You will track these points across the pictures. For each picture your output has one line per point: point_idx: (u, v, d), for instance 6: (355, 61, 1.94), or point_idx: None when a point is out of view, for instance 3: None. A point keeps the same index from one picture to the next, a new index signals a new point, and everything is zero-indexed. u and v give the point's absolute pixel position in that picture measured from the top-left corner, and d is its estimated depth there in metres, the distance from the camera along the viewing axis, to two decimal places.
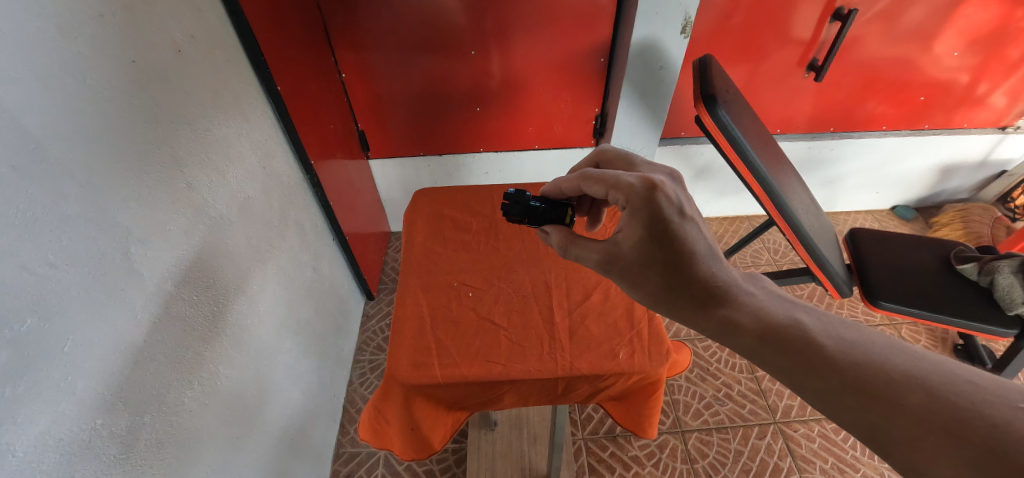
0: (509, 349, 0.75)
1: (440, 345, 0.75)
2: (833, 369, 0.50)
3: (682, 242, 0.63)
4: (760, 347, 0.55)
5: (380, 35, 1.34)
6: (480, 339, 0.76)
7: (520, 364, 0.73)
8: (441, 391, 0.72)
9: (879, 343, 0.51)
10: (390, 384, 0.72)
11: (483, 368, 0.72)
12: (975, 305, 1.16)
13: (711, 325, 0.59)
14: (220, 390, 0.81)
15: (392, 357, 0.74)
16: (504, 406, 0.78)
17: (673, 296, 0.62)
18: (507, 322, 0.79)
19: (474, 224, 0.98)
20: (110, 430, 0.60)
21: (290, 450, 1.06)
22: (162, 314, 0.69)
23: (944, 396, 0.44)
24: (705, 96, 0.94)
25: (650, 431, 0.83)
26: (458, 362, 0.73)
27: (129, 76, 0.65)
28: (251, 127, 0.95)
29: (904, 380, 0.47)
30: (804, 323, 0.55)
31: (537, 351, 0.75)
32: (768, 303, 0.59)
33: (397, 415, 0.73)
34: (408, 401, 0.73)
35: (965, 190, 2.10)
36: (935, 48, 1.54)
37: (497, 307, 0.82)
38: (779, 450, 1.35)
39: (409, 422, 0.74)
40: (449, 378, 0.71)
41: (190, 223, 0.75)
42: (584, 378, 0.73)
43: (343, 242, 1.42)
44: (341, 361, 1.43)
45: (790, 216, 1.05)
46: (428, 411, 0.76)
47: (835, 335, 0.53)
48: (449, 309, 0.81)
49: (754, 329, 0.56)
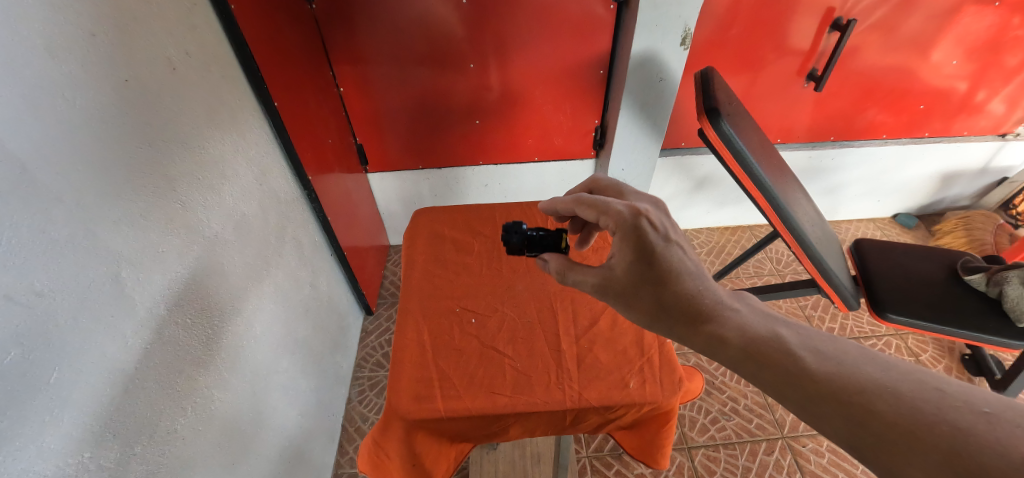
0: (514, 379, 0.73)
1: (443, 375, 0.73)
2: (812, 381, 0.48)
3: (669, 263, 0.62)
4: (746, 362, 0.52)
5: (378, 48, 1.33)
6: (485, 368, 0.74)
7: (526, 395, 0.71)
8: (443, 424, 0.70)
9: (852, 352, 0.49)
10: (391, 417, 0.70)
11: (488, 400, 0.70)
12: (985, 317, 1.14)
13: (699, 340, 0.57)
14: (215, 415, 0.79)
15: (392, 389, 0.71)
16: (509, 438, 0.76)
17: (661, 313, 0.61)
18: (512, 350, 0.77)
19: (476, 244, 0.96)
20: (98, 463, 0.58)
21: (288, 472, 1.04)
22: (154, 339, 0.67)
23: (910, 403, 0.43)
24: (708, 110, 0.93)
25: (662, 461, 0.80)
26: (461, 394, 0.71)
27: (121, 96, 0.63)
28: (248, 144, 0.93)
29: (873, 387, 0.45)
30: (783, 337, 0.53)
31: (544, 381, 0.72)
32: (750, 318, 0.56)
33: (398, 450, 0.70)
34: (410, 435, 0.70)
35: (966, 198, 2.10)
36: (933, 57, 1.54)
37: (500, 334, 0.80)
38: (788, 466, 1.33)
39: (410, 458, 0.71)
40: (452, 411, 0.69)
41: (184, 244, 0.74)
42: (594, 409, 0.70)
43: (342, 258, 1.40)
44: (340, 378, 1.41)
45: (796, 229, 1.03)
46: (431, 444, 0.73)
47: (811, 346, 0.51)
48: (452, 336, 0.79)
49: (737, 341, 0.54)
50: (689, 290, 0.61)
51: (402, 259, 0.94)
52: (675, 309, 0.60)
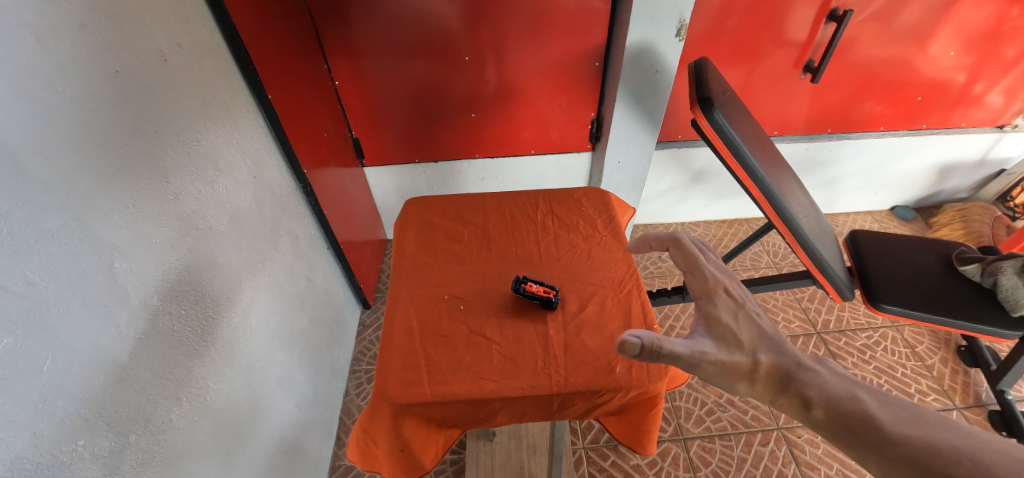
0: (501, 365, 0.73)
1: (430, 361, 0.73)
2: (884, 440, 0.48)
3: (752, 323, 0.63)
4: (827, 422, 0.52)
5: (373, 41, 1.33)
6: (472, 355, 0.74)
7: (512, 380, 0.71)
8: (429, 409, 0.70)
9: (933, 421, 0.49)
10: (379, 402, 0.70)
11: (475, 385, 0.70)
12: (980, 307, 1.14)
13: (787, 402, 0.56)
14: (210, 405, 0.79)
15: (379, 378, 0.72)
16: (497, 424, 0.76)
17: (748, 369, 0.58)
18: (499, 336, 0.77)
19: (466, 233, 0.97)
20: (92, 452, 0.58)
21: (284, 464, 1.05)
22: (148, 329, 0.67)
23: (991, 469, 0.42)
24: (701, 100, 0.93)
25: (649, 448, 0.81)
26: (448, 379, 0.71)
27: (113, 88, 0.64)
28: (242, 137, 0.93)
29: (949, 452, 0.45)
30: (865, 402, 0.52)
31: (530, 367, 0.73)
32: (832, 379, 0.56)
33: (386, 435, 0.71)
34: (398, 420, 0.71)
35: (964, 190, 2.09)
36: (931, 48, 1.54)
37: (489, 321, 0.80)
38: (783, 457, 1.33)
39: (399, 443, 0.72)
40: (439, 396, 0.69)
41: (177, 236, 0.74)
42: (580, 394, 0.71)
43: (338, 251, 1.41)
44: (337, 371, 1.41)
45: (790, 219, 1.03)
46: (419, 430, 0.74)
47: (891, 410, 0.51)
48: (440, 323, 0.79)
49: (826, 404, 0.53)
50: (772, 348, 0.60)
51: (392, 248, 0.94)
52: (762, 367, 0.58)
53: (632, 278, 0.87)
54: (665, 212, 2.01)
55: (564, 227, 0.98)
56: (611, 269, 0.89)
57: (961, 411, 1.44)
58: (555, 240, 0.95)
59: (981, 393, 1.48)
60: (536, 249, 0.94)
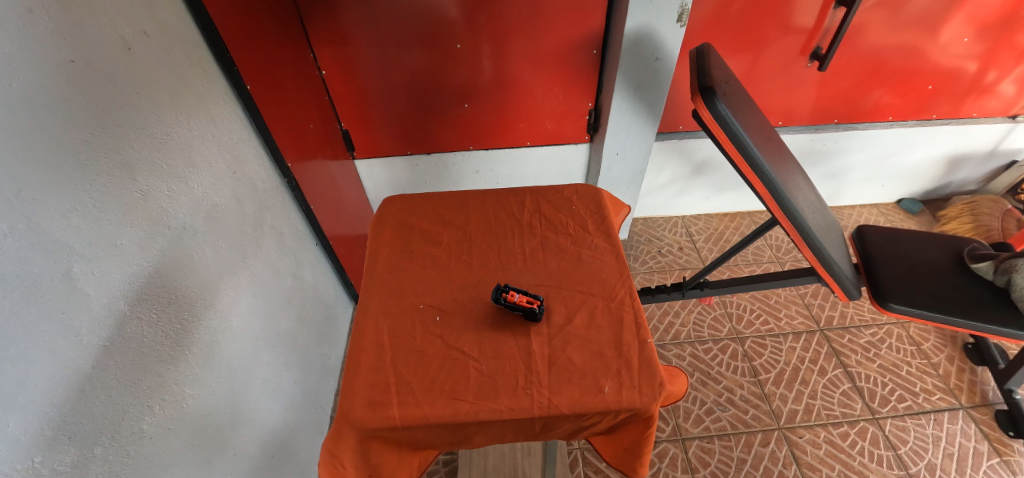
0: (478, 384, 0.69)
1: (401, 379, 0.70)
2: None
3: None
4: None
5: (361, 28, 1.27)
6: (446, 372, 0.71)
7: (489, 401, 0.67)
8: (398, 433, 0.67)
9: None
10: (343, 425, 0.66)
11: (449, 407, 0.67)
12: (991, 307, 1.10)
13: None
14: (187, 411, 0.76)
15: (346, 395, 0.69)
16: (476, 445, 0.73)
17: None
18: (477, 351, 0.73)
19: (446, 235, 0.93)
20: (53, 467, 0.54)
21: (271, 467, 1.02)
22: (115, 336, 0.64)
23: None
24: (702, 89, 0.88)
25: (641, 469, 0.78)
26: (420, 400, 0.67)
27: (68, 79, 0.59)
28: (218, 130, 0.89)
29: None
30: None
31: (510, 387, 0.69)
32: None
33: (354, 460, 0.66)
34: (364, 445, 0.67)
35: (973, 182, 2.04)
36: (943, 35, 1.48)
37: (466, 334, 0.76)
38: (783, 458, 1.30)
39: (367, 468, 0.68)
40: (409, 419, 0.65)
41: (146, 236, 0.70)
42: (564, 417, 0.67)
43: (327, 248, 1.36)
44: (328, 370, 1.38)
45: (795, 216, 0.98)
46: (391, 453, 0.70)
47: None
48: (414, 337, 0.76)
49: None
50: None
51: (367, 252, 0.90)
52: None
53: (623, 284, 0.83)
54: (665, 205, 1.96)
55: (552, 229, 0.94)
56: (602, 273, 0.85)
57: (967, 411, 1.40)
58: (542, 243, 0.91)
59: (988, 393, 1.44)
60: (522, 253, 0.90)
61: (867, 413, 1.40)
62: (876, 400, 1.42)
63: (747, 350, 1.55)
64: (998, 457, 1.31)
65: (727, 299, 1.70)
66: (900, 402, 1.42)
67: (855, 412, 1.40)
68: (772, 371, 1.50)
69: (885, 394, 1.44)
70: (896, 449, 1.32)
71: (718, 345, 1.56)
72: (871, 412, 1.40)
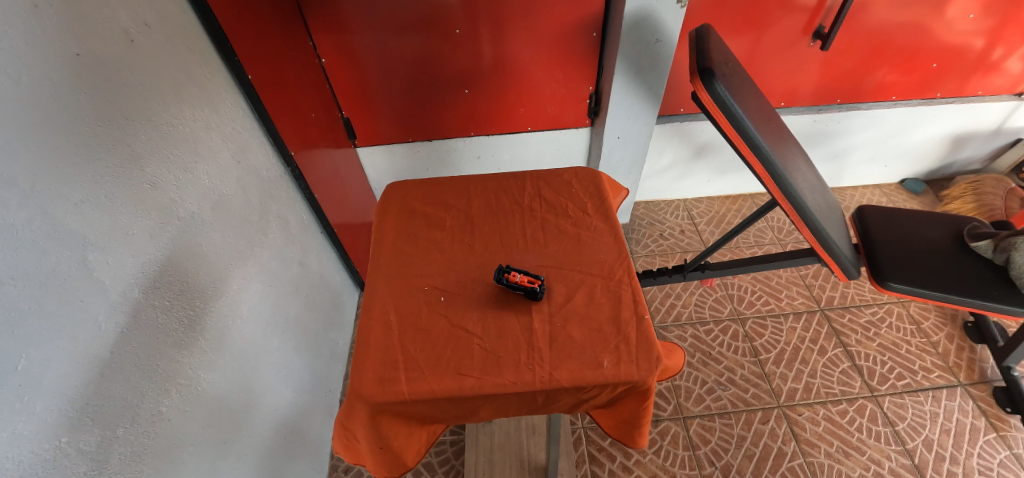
0: (482, 360, 0.71)
1: (408, 357, 0.72)
2: None
3: None
4: None
5: (360, 15, 1.26)
6: (452, 349, 0.73)
7: (493, 377, 0.69)
8: (406, 407, 0.69)
9: None
10: (354, 400, 0.69)
11: (455, 382, 0.69)
12: (990, 285, 1.11)
13: None
14: (202, 395, 0.78)
15: (356, 373, 0.71)
16: (481, 418, 0.75)
17: None
18: (480, 329, 0.75)
19: (448, 219, 0.94)
20: (77, 447, 0.57)
21: (283, 448, 1.05)
22: (131, 323, 0.66)
23: None
24: (702, 71, 0.88)
25: (639, 440, 0.80)
26: (426, 376, 0.69)
27: (74, 72, 0.60)
28: (221, 120, 0.90)
29: None
30: None
31: (513, 362, 0.71)
32: None
33: (365, 432, 0.70)
34: (375, 418, 0.69)
35: (977, 161, 2.03)
36: (949, 12, 1.45)
37: (470, 314, 0.77)
38: (782, 435, 1.33)
39: (377, 440, 0.70)
40: (416, 393, 0.68)
41: (157, 226, 0.72)
42: (565, 390, 0.70)
43: (331, 235, 1.38)
44: (336, 355, 1.41)
45: (795, 196, 0.98)
46: (400, 428, 0.73)
47: None
48: (419, 316, 0.77)
49: None
50: None
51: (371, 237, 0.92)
52: None
53: (622, 265, 0.84)
54: (667, 189, 1.96)
55: (552, 211, 0.95)
56: (601, 254, 0.86)
57: (966, 388, 1.42)
58: (542, 225, 0.93)
59: (986, 370, 1.46)
60: (523, 235, 0.91)
61: (866, 390, 1.42)
62: (875, 378, 1.45)
63: (748, 331, 1.57)
64: (994, 432, 1.33)
65: (729, 281, 1.71)
66: (898, 380, 1.44)
67: (854, 390, 1.42)
68: (772, 351, 1.52)
69: (884, 372, 1.46)
70: (894, 425, 1.34)
71: (719, 326, 1.58)
72: (870, 389, 1.42)
